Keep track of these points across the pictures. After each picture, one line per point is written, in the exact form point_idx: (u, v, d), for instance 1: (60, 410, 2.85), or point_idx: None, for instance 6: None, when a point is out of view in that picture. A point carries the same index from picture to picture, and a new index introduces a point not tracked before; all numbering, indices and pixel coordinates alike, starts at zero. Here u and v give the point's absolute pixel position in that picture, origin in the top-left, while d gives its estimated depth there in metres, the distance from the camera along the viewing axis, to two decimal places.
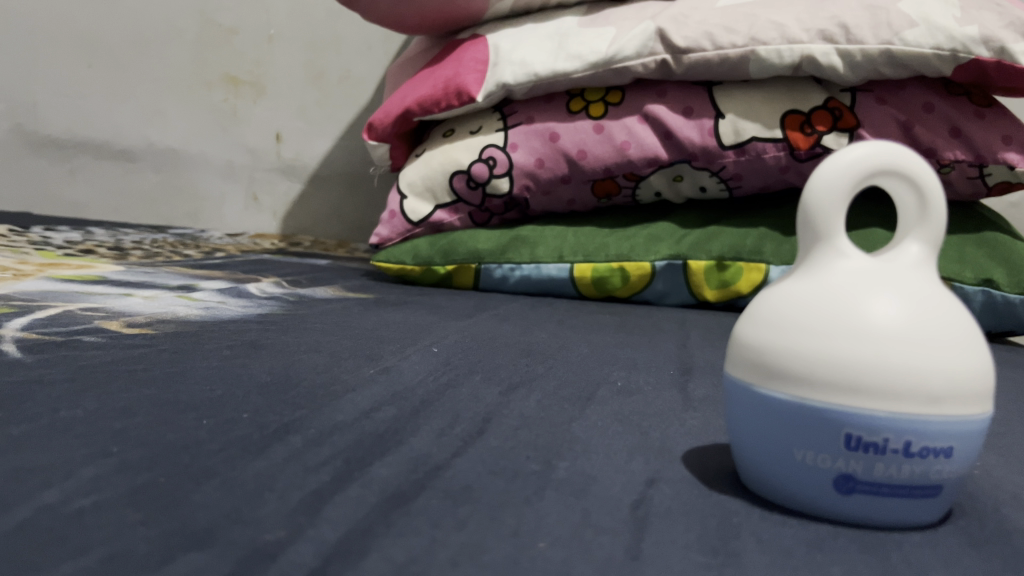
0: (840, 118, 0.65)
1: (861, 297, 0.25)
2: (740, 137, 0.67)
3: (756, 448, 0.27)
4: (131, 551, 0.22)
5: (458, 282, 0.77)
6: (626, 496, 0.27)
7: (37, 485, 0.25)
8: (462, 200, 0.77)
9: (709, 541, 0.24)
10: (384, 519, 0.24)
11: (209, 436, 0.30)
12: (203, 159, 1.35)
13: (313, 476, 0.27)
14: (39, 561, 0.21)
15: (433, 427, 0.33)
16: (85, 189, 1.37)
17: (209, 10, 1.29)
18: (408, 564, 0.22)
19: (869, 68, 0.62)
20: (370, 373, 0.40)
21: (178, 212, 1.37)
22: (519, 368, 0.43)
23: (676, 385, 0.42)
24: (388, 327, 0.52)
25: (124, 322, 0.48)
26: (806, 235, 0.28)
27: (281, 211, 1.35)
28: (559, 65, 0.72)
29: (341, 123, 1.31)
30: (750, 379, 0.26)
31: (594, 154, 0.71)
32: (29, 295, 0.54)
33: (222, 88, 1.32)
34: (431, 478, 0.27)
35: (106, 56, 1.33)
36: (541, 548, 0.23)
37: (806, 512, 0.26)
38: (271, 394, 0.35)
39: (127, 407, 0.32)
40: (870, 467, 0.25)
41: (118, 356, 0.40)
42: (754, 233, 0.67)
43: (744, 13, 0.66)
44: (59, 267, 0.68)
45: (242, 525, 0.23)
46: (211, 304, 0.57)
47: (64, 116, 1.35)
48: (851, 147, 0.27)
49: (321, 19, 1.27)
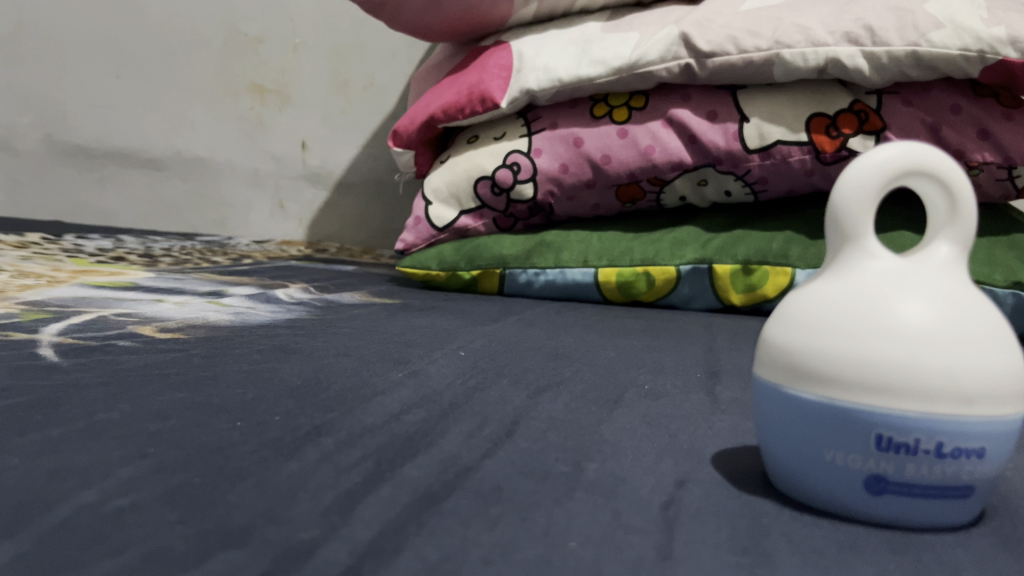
0: (866, 121, 0.65)
1: (892, 298, 0.25)
2: (765, 140, 0.67)
3: (785, 449, 0.27)
4: (168, 548, 0.22)
5: (483, 287, 0.77)
6: (655, 497, 0.27)
7: (76, 485, 0.26)
8: (486, 206, 0.78)
9: (739, 541, 0.24)
10: (415, 519, 0.25)
11: (242, 438, 0.30)
12: (231, 167, 1.36)
13: (345, 477, 0.27)
14: (81, 558, 0.21)
15: (462, 429, 0.33)
16: (113, 197, 1.39)
17: (236, 20, 1.31)
18: (439, 562, 0.22)
19: (895, 70, 0.62)
20: (398, 377, 0.40)
21: (206, 219, 1.38)
22: (546, 371, 0.43)
23: (703, 388, 0.42)
24: (415, 331, 0.52)
25: (157, 328, 0.49)
26: (834, 236, 0.28)
27: (307, 219, 1.37)
28: (583, 71, 0.72)
29: (366, 131, 1.32)
30: (779, 380, 0.26)
31: (618, 159, 0.71)
32: (63, 302, 0.55)
33: (249, 97, 1.34)
34: (461, 479, 0.28)
35: (134, 68, 1.35)
36: (572, 547, 0.23)
37: (838, 513, 0.26)
38: (302, 397, 0.36)
39: (160, 411, 0.33)
40: (901, 467, 0.24)
41: (151, 361, 0.41)
42: (780, 237, 0.67)
43: (768, 16, 0.66)
44: (91, 274, 0.69)
45: (276, 524, 0.24)
46: (240, 309, 0.57)
47: (94, 126, 1.37)
48: (880, 147, 0.27)
49: (346, 27, 1.28)
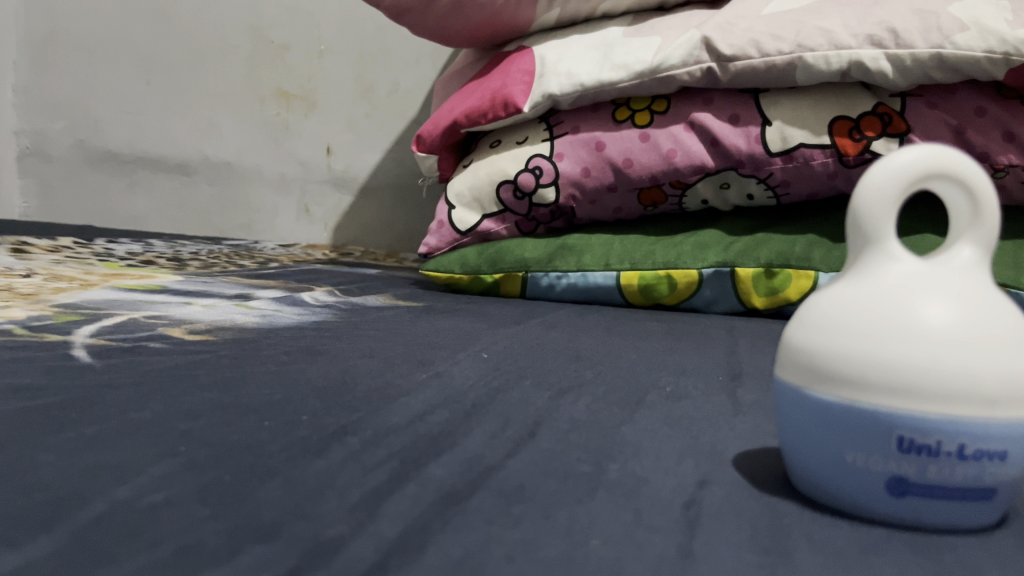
0: (890, 123, 0.65)
1: (915, 300, 0.25)
2: (787, 143, 0.67)
3: (805, 450, 0.27)
4: (201, 543, 0.23)
5: (505, 291, 0.78)
6: (676, 497, 0.27)
7: (112, 481, 0.26)
8: (508, 210, 0.78)
9: (760, 541, 0.24)
10: (439, 517, 0.25)
11: (270, 437, 0.31)
12: (257, 172, 1.38)
13: (371, 475, 0.28)
14: (117, 551, 0.22)
15: (486, 429, 0.34)
16: (142, 201, 1.43)
17: (263, 26, 1.33)
18: (463, 559, 0.23)
19: (919, 73, 0.62)
20: (423, 378, 0.41)
21: (233, 223, 1.40)
22: (569, 373, 0.44)
23: (725, 390, 0.42)
24: (438, 334, 0.53)
25: (186, 330, 0.50)
26: (855, 239, 0.28)
27: (332, 223, 1.37)
28: (605, 75, 0.72)
29: (390, 136, 1.32)
30: (800, 381, 0.27)
31: (640, 163, 0.72)
32: (95, 304, 0.56)
33: (275, 103, 1.36)
34: (485, 478, 0.28)
35: (164, 75, 1.39)
36: (594, 546, 0.23)
37: (860, 515, 0.26)
38: (329, 398, 0.36)
39: (191, 410, 0.34)
40: (923, 469, 0.24)
41: (180, 362, 0.42)
42: (803, 240, 0.67)
43: (791, 19, 0.66)
44: (122, 277, 0.71)
45: (304, 521, 0.24)
46: (267, 312, 0.58)
47: (124, 132, 1.42)
48: (903, 149, 0.27)
49: (370, 33, 1.29)
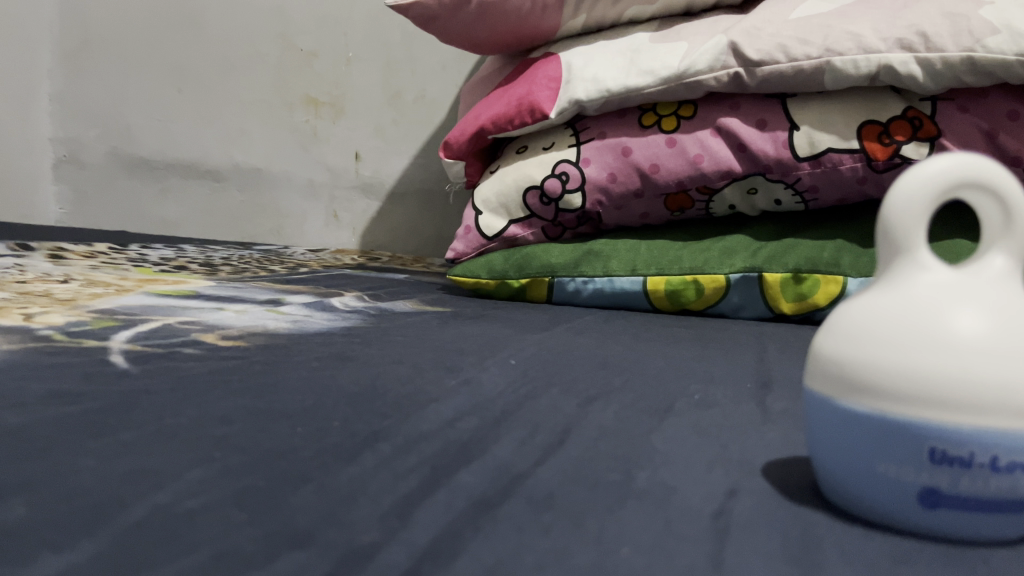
0: (920, 127, 0.64)
1: (946, 311, 0.25)
2: (815, 148, 0.66)
3: (835, 460, 0.27)
4: (238, 548, 0.23)
5: (532, 296, 0.78)
6: (706, 505, 0.27)
7: (150, 486, 0.27)
8: (535, 215, 0.78)
9: (791, 551, 0.25)
10: (471, 524, 0.25)
11: (303, 443, 0.31)
12: (286, 178, 1.40)
13: (403, 482, 0.28)
14: (157, 556, 0.23)
15: (515, 436, 0.34)
16: (174, 207, 1.45)
17: (292, 34, 1.35)
18: (496, 565, 0.23)
19: (950, 76, 0.61)
20: (452, 385, 0.41)
21: (263, 229, 1.42)
22: (597, 381, 0.44)
23: (754, 398, 0.42)
24: (467, 340, 0.53)
25: (219, 335, 0.51)
26: (885, 249, 0.28)
27: (360, 227, 1.38)
28: (631, 81, 0.73)
29: (417, 142, 1.33)
30: (830, 391, 0.27)
31: (666, 168, 0.72)
32: (130, 310, 0.58)
33: (304, 110, 1.37)
34: (515, 486, 0.29)
35: (195, 83, 1.41)
36: (624, 554, 0.24)
37: (892, 526, 0.26)
38: (359, 404, 0.37)
39: (225, 416, 0.34)
40: (955, 481, 0.24)
41: (214, 367, 0.43)
42: (831, 246, 0.66)
43: (819, 24, 0.66)
44: (155, 283, 0.72)
45: (337, 527, 0.25)
46: (298, 317, 0.59)
47: (155, 140, 1.44)
48: (933, 159, 0.27)
49: (398, 40, 1.31)
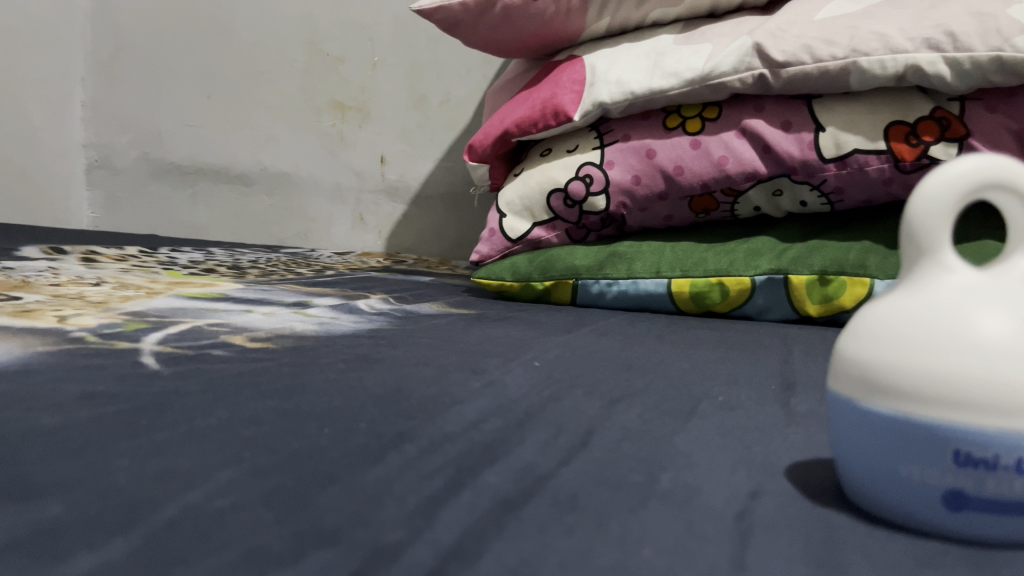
0: (948, 128, 0.64)
1: (971, 313, 0.25)
2: (841, 150, 0.66)
3: (859, 462, 0.27)
4: (267, 547, 0.24)
5: (556, 298, 0.78)
6: (728, 507, 0.28)
7: (181, 486, 0.28)
8: (559, 218, 0.79)
9: (814, 553, 0.25)
10: (495, 524, 0.26)
11: (330, 443, 0.32)
12: (313, 181, 1.41)
13: (428, 482, 0.29)
14: (188, 553, 0.23)
15: (538, 437, 0.34)
16: (203, 211, 1.47)
17: (319, 39, 1.36)
18: (519, 565, 0.23)
19: (978, 76, 0.60)
20: (476, 386, 0.41)
21: (290, 232, 1.43)
22: (620, 383, 0.44)
23: (778, 400, 0.42)
24: (491, 342, 0.53)
25: (247, 338, 0.51)
26: (910, 251, 0.28)
27: (385, 231, 1.39)
28: (655, 83, 0.73)
29: (442, 146, 1.34)
30: (854, 394, 0.27)
31: (691, 170, 0.72)
32: (161, 312, 0.59)
33: (330, 114, 1.38)
34: (538, 486, 0.29)
35: (224, 89, 1.43)
36: (647, 556, 0.24)
37: (916, 529, 0.26)
38: (386, 405, 0.37)
39: (254, 417, 0.35)
40: (980, 483, 0.24)
41: (243, 369, 0.43)
42: (857, 247, 0.66)
43: (844, 24, 0.66)
44: (185, 285, 0.73)
45: (364, 526, 0.25)
46: (325, 320, 0.60)
47: (185, 145, 1.46)
48: (958, 159, 0.27)
49: (423, 45, 1.32)
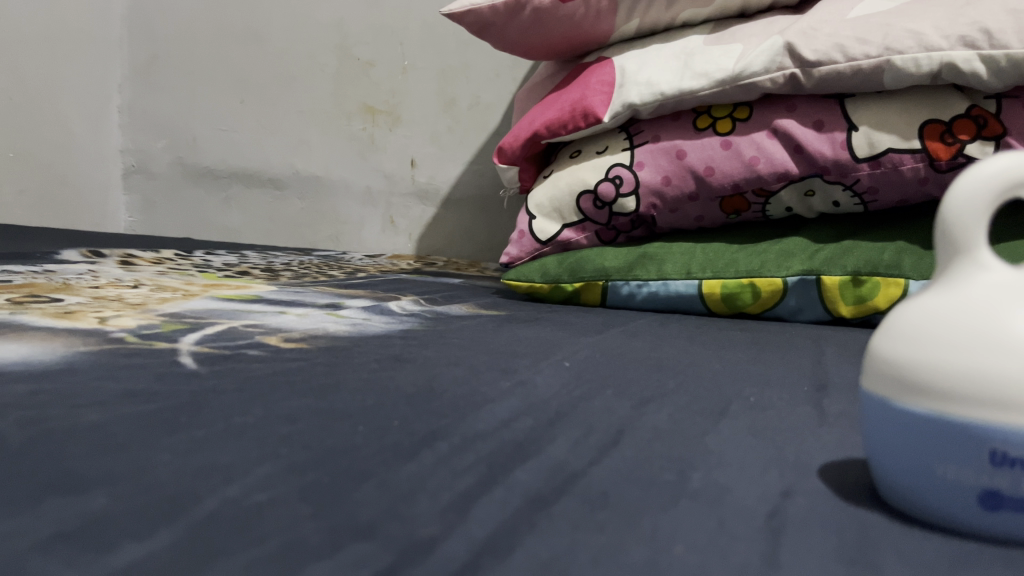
0: (984, 127, 0.63)
1: (1006, 311, 0.25)
2: (875, 149, 0.65)
3: (892, 462, 0.27)
4: (304, 540, 0.24)
5: (585, 299, 0.78)
6: (761, 506, 0.27)
7: (220, 480, 0.28)
8: (589, 219, 0.79)
9: (848, 552, 0.24)
10: (527, 520, 0.26)
11: (364, 441, 0.32)
12: (343, 185, 1.42)
13: (460, 479, 0.29)
14: (227, 545, 0.24)
15: (569, 436, 0.34)
16: (237, 215, 1.49)
17: (350, 44, 1.38)
18: (550, 561, 0.23)
19: (1016, 73, 0.59)
20: (506, 386, 0.42)
21: (322, 235, 1.45)
22: (651, 383, 0.44)
23: (810, 401, 0.41)
24: (522, 343, 0.54)
25: (281, 338, 0.52)
26: (945, 249, 0.27)
27: (416, 233, 1.40)
28: (685, 84, 0.72)
29: (471, 148, 1.34)
30: (888, 393, 0.26)
31: (722, 170, 0.71)
32: (198, 313, 0.60)
33: (361, 119, 1.40)
34: (570, 484, 0.29)
35: (256, 94, 1.45)
36: (678, 552, 0.24)
37: (951, 528, 0.26)
38: (417, 404, 0.38)
39: (290, 415, 0.35)
40: (1017, 483, 0.24)
41: (278, 368, 0.44)
42: (891, 247, 0.65)
43: (877, 23, 0.65)
44: (220, 287, 0.74)
45: (398, 521, 0.26)
46: (357, 320, 0.61)
47: (218, 150, 1.49)
48: (994, 158, 0.26)
49: (453, 49, 1.33)
